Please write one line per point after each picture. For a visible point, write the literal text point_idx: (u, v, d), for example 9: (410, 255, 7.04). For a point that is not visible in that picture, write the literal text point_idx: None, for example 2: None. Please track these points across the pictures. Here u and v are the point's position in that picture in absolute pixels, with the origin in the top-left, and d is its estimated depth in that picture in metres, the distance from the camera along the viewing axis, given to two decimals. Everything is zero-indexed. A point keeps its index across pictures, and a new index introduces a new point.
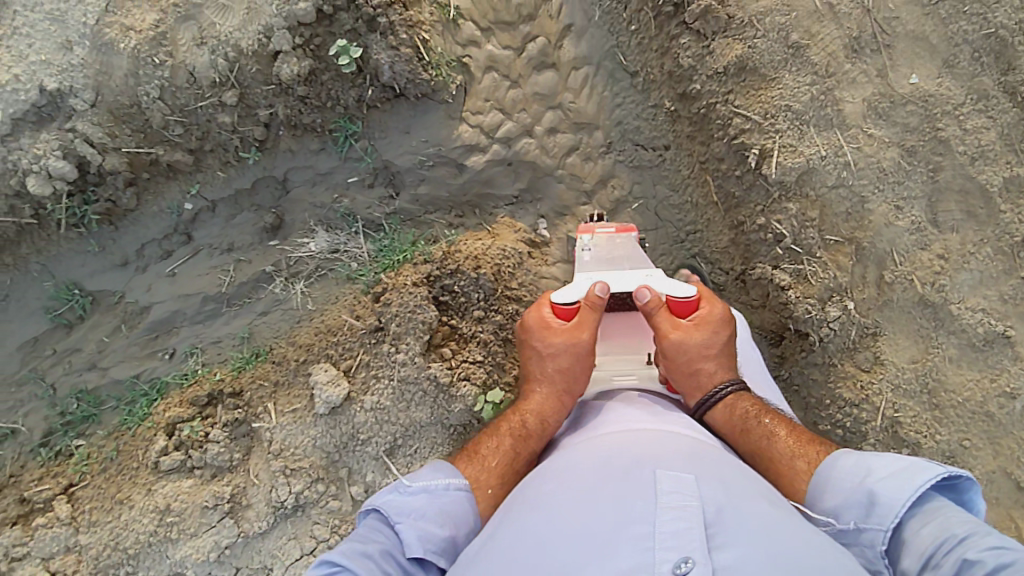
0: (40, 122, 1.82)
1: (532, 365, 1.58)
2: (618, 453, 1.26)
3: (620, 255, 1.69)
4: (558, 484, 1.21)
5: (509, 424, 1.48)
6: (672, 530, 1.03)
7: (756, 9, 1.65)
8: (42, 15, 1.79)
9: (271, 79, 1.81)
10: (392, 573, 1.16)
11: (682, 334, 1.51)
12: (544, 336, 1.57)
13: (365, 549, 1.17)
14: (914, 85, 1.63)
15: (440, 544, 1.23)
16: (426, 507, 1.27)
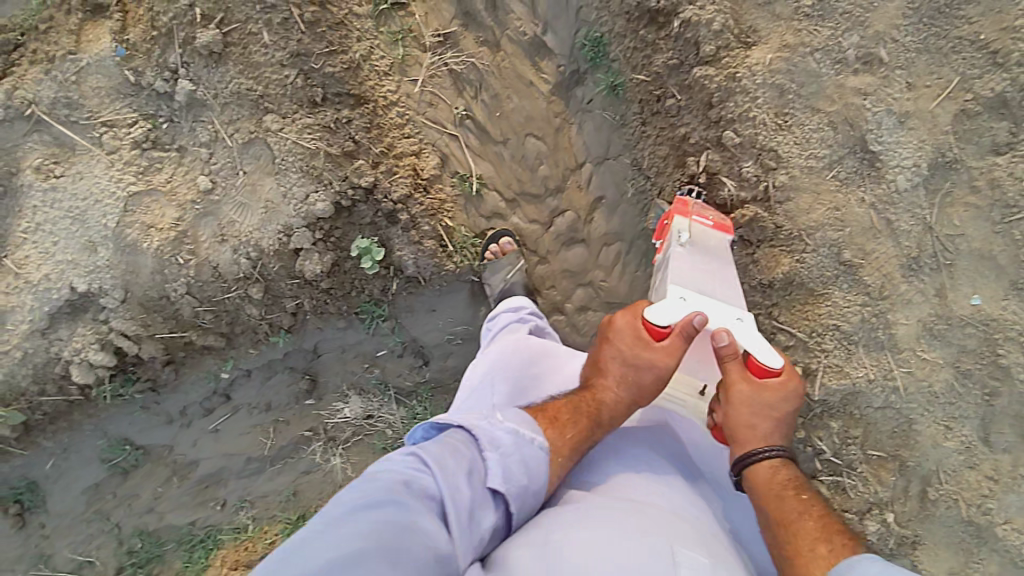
0: (75, 313, 1.83)
1: (609, 365, 1.32)
2: (648, 510, 1.10)
3: (717, 263, 1.46)
4: (582, 519, 1.05)
5: (583, 406, 1.26)
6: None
7: (806, 222, 1.54)
8: (62, 213, 1.75)
9: (295, 273, 1.79)
10: (465, 497, 0.99)
11: (756, 390, 1.25)
12: (633, 344, 1.29)
13: (451, 462, 1.02)
14: (975, 306, 1.51)
15: (517, 491, 1.05)
16: (512, 449, 1.08)
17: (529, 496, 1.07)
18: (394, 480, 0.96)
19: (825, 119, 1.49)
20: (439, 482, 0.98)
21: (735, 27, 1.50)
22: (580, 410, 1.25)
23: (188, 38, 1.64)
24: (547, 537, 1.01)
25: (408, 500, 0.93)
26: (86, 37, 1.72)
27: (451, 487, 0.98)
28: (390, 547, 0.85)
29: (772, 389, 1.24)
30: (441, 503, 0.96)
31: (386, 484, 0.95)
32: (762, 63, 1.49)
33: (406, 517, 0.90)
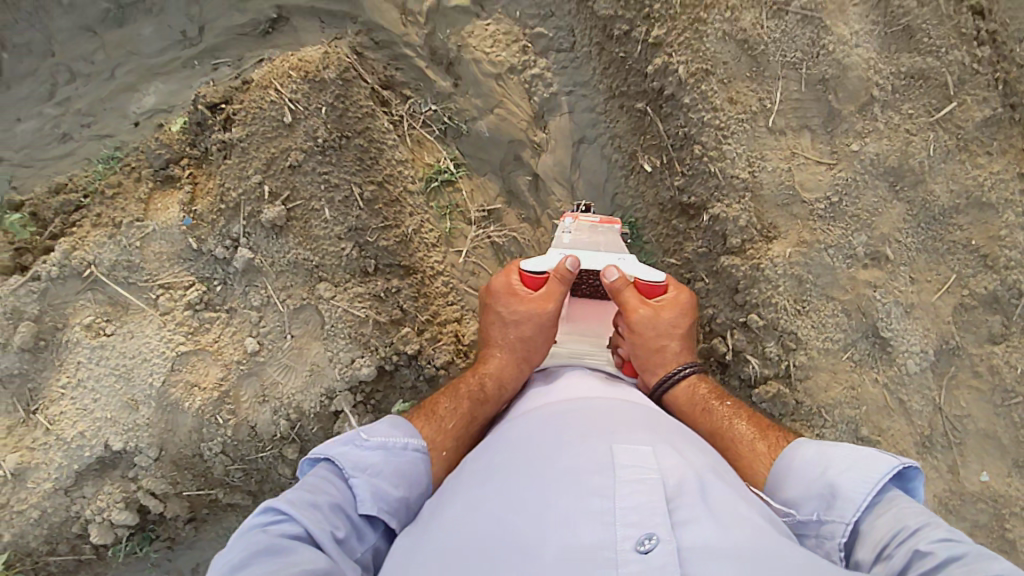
0: (103, 470, 1.82)
1: (493, 332, 1.60)
2: (576, 420, 1.24)
3: (602, 243, 1.59)
4: (521, 451, 1.19)
5: (467, 386, 1.51)
6: (632, 508, 1.01)
7: (825, 399, 1.65)
8: (109, 370, 1.81)
9: (331, 434, 1.83)
10: (337, 527, 1.11)
11: (649, 312, 1.55)
12: (509, 301, 1.58)
13: (313, 499, 1.11)
14: (984, 481, 1.62)
15: (391, 504, 1.19)
16: (382, 466, 1.22)
17: (410, 504, 1.23)
18: (253, 531, 1.02)
19: (839, 306, 1.65)
20: (303, 520, 1.06)
21: (757, 221, 1.68)
22: (460, 394, 1.49)
23: (255, 211, 1.80)
24: (483, 480, 1.14)
25: (280, 545, 1.00)
26: (155, 205, 1.88)
27: (318, 524, 1.07)
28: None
29: (661, 308, 1.56)
30: (312, 537, 1.06)
31: (246, 541, 1.01)
32: (782, 255, 1.66)
33: (289, 559, 0.98)
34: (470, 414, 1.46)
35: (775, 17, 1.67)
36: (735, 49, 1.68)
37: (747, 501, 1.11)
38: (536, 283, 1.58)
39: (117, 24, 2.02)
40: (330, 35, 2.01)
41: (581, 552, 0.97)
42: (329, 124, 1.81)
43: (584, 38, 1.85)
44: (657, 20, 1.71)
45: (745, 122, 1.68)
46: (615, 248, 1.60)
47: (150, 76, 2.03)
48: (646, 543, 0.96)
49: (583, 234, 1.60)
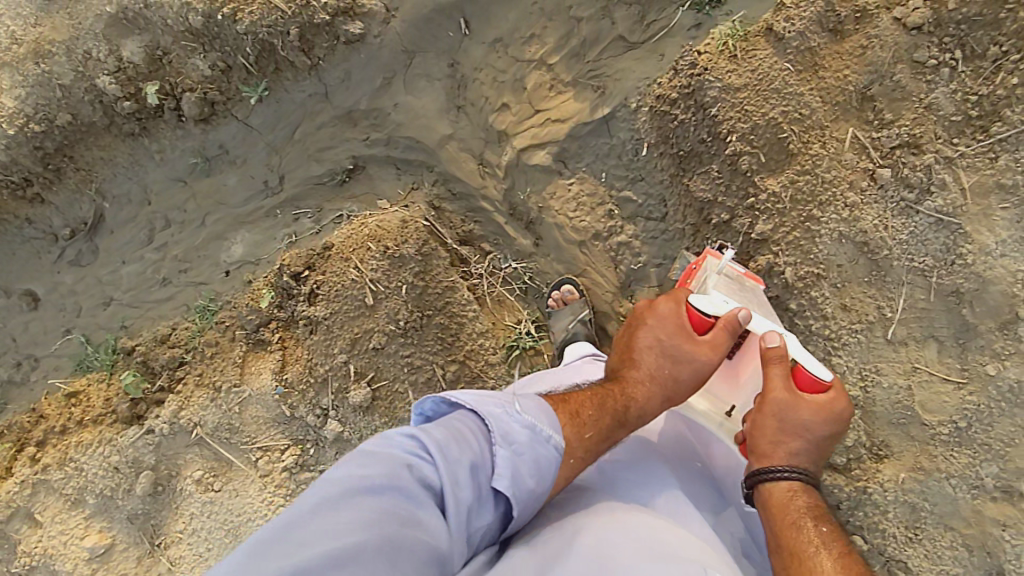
0: None
1: (643, 356, 1.38)
2: (664, 534, 1.14)
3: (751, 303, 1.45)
4: (600, 541, 1.07)
5: (610, 398, 1.31)
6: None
7: None
8: (218, 524, 1.95)
9: None
10: (466, 495, 0.99)
11: (790, 399, 1.32)
12: (678, 331, 1.37)
13: (459, 454, 1.01)
14: None
15: (523, 493, 1.05)
16: (526, 449, 1.07)
17: (534, 498, 1.07)
18: (397, 461, 0.97)
19: (959, 539, 1.49)
20: (442, 471, 0.98)
21: (867, 440, 1.54)
22: (605, 406, 1.28)
23: (342, 387, 1.83)
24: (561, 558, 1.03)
25: (405, 493, 0.94)
26: (249, 369, 1.95)
27: (452, 483, 0.98)
28: (391, 540, 0.89)
29: (812, 404, 1.32)
30: (440, 494, 0.98)
31: (389, 467, 0.97)
32: (894, 479, 1.52)
33: (404, 515, 0.92)
34: (607, 432, 1.25)
35: (902, 215, 1.46)
36: (853, 251, 1.50)
37: None
38: (705, 324, 1.38)
39: (205, 175, 2.06)
40: (406, 184, 1.94)
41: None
42: (410, 303, 1.78)
43: (676, 213, 1.69)
44: (762, 213, 1.54)
45: (859, 333, 1.51)
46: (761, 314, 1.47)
47: (237, 225, 2.07)
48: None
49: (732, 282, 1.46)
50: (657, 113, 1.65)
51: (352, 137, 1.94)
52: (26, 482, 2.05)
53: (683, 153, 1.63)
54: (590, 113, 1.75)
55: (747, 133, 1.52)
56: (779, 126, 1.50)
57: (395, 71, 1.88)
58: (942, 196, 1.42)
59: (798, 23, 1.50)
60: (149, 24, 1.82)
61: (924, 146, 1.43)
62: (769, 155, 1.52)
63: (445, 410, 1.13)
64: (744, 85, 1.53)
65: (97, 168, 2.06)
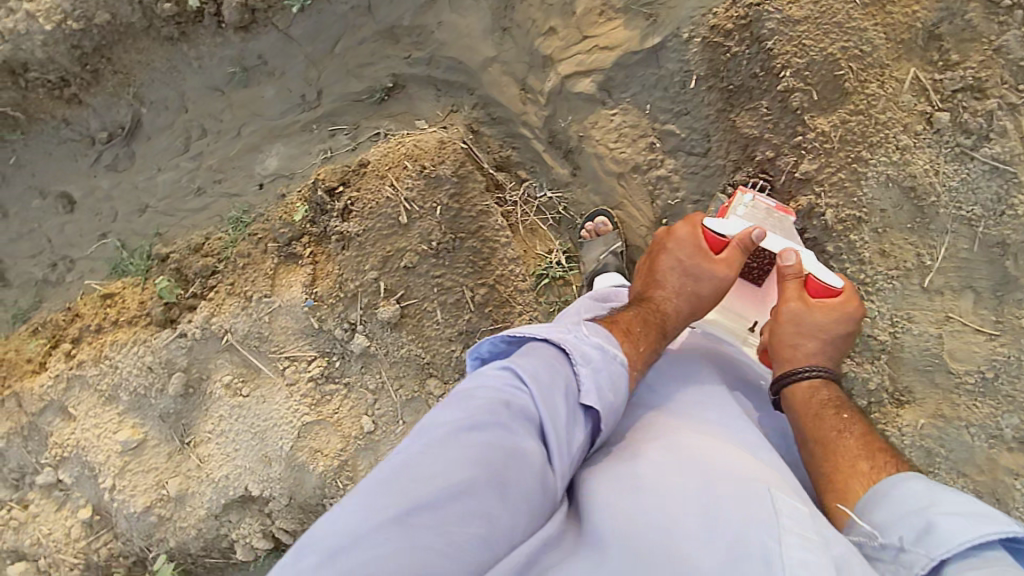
0: (244, 504, 2.08)
1: (668, 276, 1.37)
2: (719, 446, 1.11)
3: (776, 232, 1.47)
4: (660, 461, 1.05)
5: (648, 314, 1.31)
6: (802, 561, 0.86)
7: None
8: (245, 427, 2.01)
9: None
10: (561, 414, 1.01)
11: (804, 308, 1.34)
12: (693, 253, 1.37)
13: (549, 379, 1.03)
14: None
15: (607, 409, 1.08)
16: (602, 366, 1.10)
17: (616, 414, 1.10)
18: (494, 399, 0.98)
19: (971, 484, 1.53)
20: (539, 400, 0.99)
21: (890, 385, 1.56)
22: (649, 321, 1.29)
23: (371, 303, 1.86)
24: (618, 491, 1.00)
25: (507, 424, 0.96)
26: (280, 281, 1.97)
27: (549, 409, 1.00)
28: (501, 469, 0.91)
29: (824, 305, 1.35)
30: (540, 421, 0.99)
31: (488, 400, 0.98)
32: (913, 425, 1.54)
33: (508, 445, 0.94)
34: (656, 345, 1.27)
35: (955, 161, 1.44)
36: (899, 196, 1.48)
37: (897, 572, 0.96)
38: (720, 243, 1.39)
39: (242, 85, 2.04)
40: (446, 106, 1.92)
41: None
42: (443, 224, 1.79)
43: (719, 149, 1.67)
44: (808, 152, 1.51)
45: (896, 280, 1.51)
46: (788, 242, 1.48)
47: (273, 138, 2.06)
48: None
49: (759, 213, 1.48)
50: (710, 44, 1.61)
51: (393, 54, 1.92)
52: (61, 376, 2.12)
53: (732, 88, 1.60)
54: (639, 42, 1.71)
55: (802, 68, 1.49)
56: (836, 62, 1.46)
57: None
58: (1001, 143, 1.40)
59: None
60: None
61: (988, 91, 1.40)
62: (821, 94, 1.49)
63: (503, 350, 1.16)
64: (806, 17, 1.49)
65: (136, 72, 2.06)
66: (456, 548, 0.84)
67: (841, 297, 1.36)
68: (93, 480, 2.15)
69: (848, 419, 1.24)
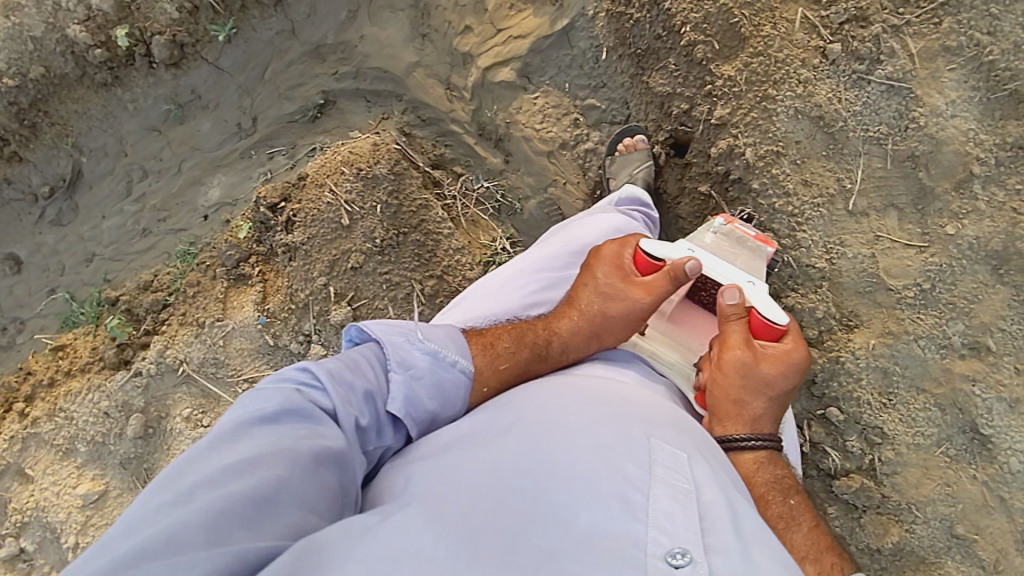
0: None
1: (580, 294, 1.36)
2: (604, 399, 1.10)
3: (741, 256, 1.43)
4: (540, 414, 1.05)
5: (534, 332, 1.30)
6: (664, 513, 0.87)
7: (915, 495, 1.53)
8: None
9: None
10: (361, 418, 1.05)
11: (749, 357, 1.25)
12: (612, 274, 1.34)
13: (351, 380, 1.07)
14: None
15: (420, 415, 1.12)
16: (425, 374, 1.14)
17: (436, 421, 1.14)
18: (288, 388, 1.00)
19: (931, 399, 1.53)
20: (333, 393, 1.02)
21: (837, 311, 1.58)
22: (523, 340, 1.28)
23: (323, 310, 1.85)
24: (502, 438, 1.00)
25: (303, 413, 0.97)
26: (232, 303, 1.97)
27: (345, 406, 1.02)
28: (288, 451, 0.91)
29: (771, 359, 1.25)
30: (335, 416, 1.01)
31: (279, 394, 0.99)
32: (865, 346, 1.56)
33: (302, 432, 0.95)
34: (526, 367, 1.26)
35: (855, 87, 1.53)
36: (810, 126, 1.55)
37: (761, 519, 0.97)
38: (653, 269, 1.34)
39: (178, 122, 2.09)
40: (377, 115, 1.98)
41: (604, 544, 0.82)
42: (386, 222, 1.81)
43: (639, 112, 1.78)
44: (720, 98, 1.59)
45: (821, 207, 1.57)
46: (753, 270, 1.43)
47: (213, 170, 2.11)
48: (677, 557, 0.81)
49: (726, 236, 1.46)
50: (613, 16, 1.71)
51: (320, 72, 1.99)
52: (15, 438, 2.06)
53: (640, 52, 1.70)
54: (550, 26, 1.80)
55: (700, 22, 1.58)
56: (729, 11, 1.56)
57: (359, 4, 1.93)
58: (892, 64, 1.49)
59: None
60: None
61: (871, 18, 1.50)
62: (722, 42, 1.58)
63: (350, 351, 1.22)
64: None
65: (72, 121, 2.09)
66: (248, 525, 0.82)
67: (784, 343, 1.26)
68: (55, 544, 2.02)
69: (795, 506, 1.14)
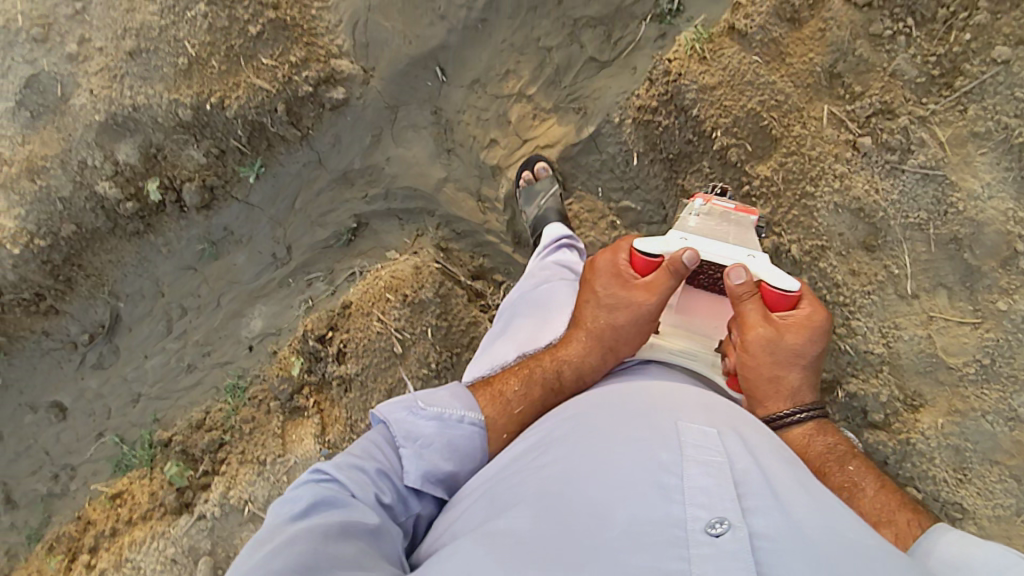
0: None
1: (585, 312, 1.32)
2: (632, 396, 1.10)
3: (732, 229, 1.29)
4: (573, 427, 1.06)
5: (542, 366, 1.30)
6: (700, 490, 0.87)
7: None
8: None
9: None
10: (382, 496, 1.08)
11: (772, 332, 1.20)
12: (612, 284, 1.29)
13: (362, 465, 1.10)
14: None
15: (442, 478, 1.14)
16: (434, 438, 1.15)
17: (461, 477, 1.16)
18: (309, 485, 1.04)
19: (1007, 472, 1.54)
20: (348, 479, 1.06)
21: (900, 393, 1.61)
22: (531, 378, 1.28)
23: None
24: (540, 458, 1.02)
25: (326, 499, 1.01)
26: (290, 437, 1.98)
27: (362, 488, 1.06)
28: (319, 534, 0.94)
29: (791, 326, 1.21)
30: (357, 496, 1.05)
31: (301, 493, 1.03)
32: (933, 426, 1.58)
33: (330, 516, 0.98)
34: (542, 402, 1.25)
35: (889, 177, 1.55)
36: (850, 218, 1.58)
37: (807, 479, 0.97)
38: (650, 265, 1.26)
39: (213, 258, 2.10)
40: (411, 232, 2.00)
41: (645, 528, 0.84)
42: (437, 345, 1.86)
43: (676, 214, 1.76)
44: (758, 198, 1.61)
45: (872, 294, 1.59)
46: (748, 240, 1.29)
47: (252, 300, 2.12)
48: (717, 526, 0.82)
49: (711, 214, 1.33)
50: (641, 123, 1.72)
51: (350, 197, 2.00)
52: None
53: (672, 157, 1.71)
54: (576, 133, 1.83)
55: (729, 126, 1.59)
56: (758, 115, 1.58)
57: (382, 128, 1.94)
58: (923, 153, 1.51)
59: (757, 18, 1.57)
60: (139, 125, 1.86)
61: (897, 110, 1.52)
62: (754, 144, 1.60)
63: None
64: (719, 83, 1.60)
65: (107, 271, 2.11)
66: None
67: (802, 308, 1.22)
68: None
69: (855, 471, 1.22)
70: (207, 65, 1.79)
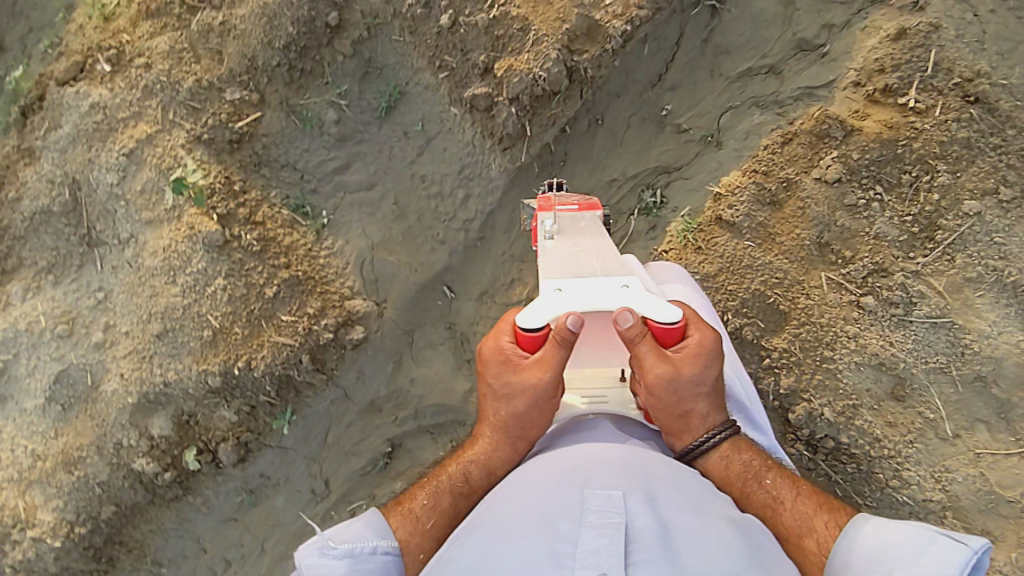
0: None
1: (485, 404, 1.20)
2: (549, 466, 1.07)
3: (590, 249, 1.18)
4: (492, 507, 1.04)
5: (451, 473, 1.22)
6: (591, 550, 0.87)
7: None
8: None
9: None
10: None
11: (670, 371, 1.08)
12: (500, 369, 1.13)
13: None
14: None
15: None
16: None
17: None
18: None
19: None
20: None
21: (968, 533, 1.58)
22: (439, 488, 1.21)
23: None
24: (462, 540, 1.00)
25: None
26: None
27: None
28: None
29: (685, 359, 1.09)
30: None
31: None
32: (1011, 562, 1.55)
33: None
34: (453, 508, 1.19)
35: (900, 328, 1.62)
36: (874, 373, 1.63)
37: (714, 524, 0.95)
38: (535, 341, 1.10)
39: (252, 505, 2.06)
40: (445, 445, 2.01)
41: None
42: None
43: None
44: (781, 369, 1.67)
45: (915, 442, 1.61)
46: (607, 252, 1.18)
47: (297, 541, 2.05)
48: None
49: (565, 235, 1.26)
50: None
51: (381, 422, 2.02)
52: None
53: None
54: None
55: (738, 308, 1.68)
56: (764, 293, 1.67)
57: (402, 353, 2.01)
58: (926, 304, 1.60)
59: (740, 207, 1.71)
60: (170, 397, 1.90)
61: (891, 268, 1.62)
62: (765, 319, 1.68)
63: None
64: (719, 269, 1.71)
65: (148, 540, 2.05)
66: None
67: (691, 336, 1.09)
68: None
69: (772, 485, 1.16)
70: (231, 333, 1.87)
